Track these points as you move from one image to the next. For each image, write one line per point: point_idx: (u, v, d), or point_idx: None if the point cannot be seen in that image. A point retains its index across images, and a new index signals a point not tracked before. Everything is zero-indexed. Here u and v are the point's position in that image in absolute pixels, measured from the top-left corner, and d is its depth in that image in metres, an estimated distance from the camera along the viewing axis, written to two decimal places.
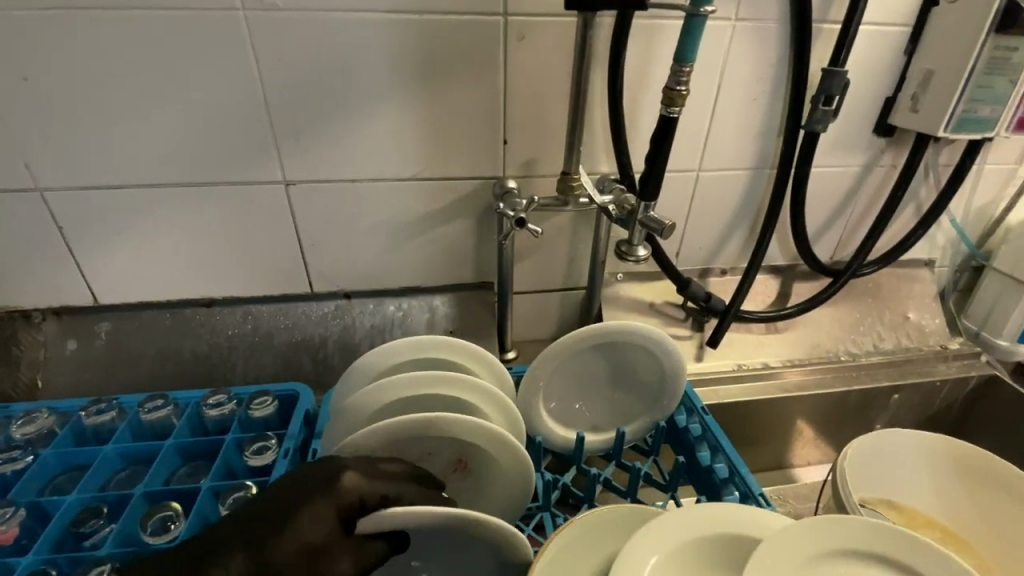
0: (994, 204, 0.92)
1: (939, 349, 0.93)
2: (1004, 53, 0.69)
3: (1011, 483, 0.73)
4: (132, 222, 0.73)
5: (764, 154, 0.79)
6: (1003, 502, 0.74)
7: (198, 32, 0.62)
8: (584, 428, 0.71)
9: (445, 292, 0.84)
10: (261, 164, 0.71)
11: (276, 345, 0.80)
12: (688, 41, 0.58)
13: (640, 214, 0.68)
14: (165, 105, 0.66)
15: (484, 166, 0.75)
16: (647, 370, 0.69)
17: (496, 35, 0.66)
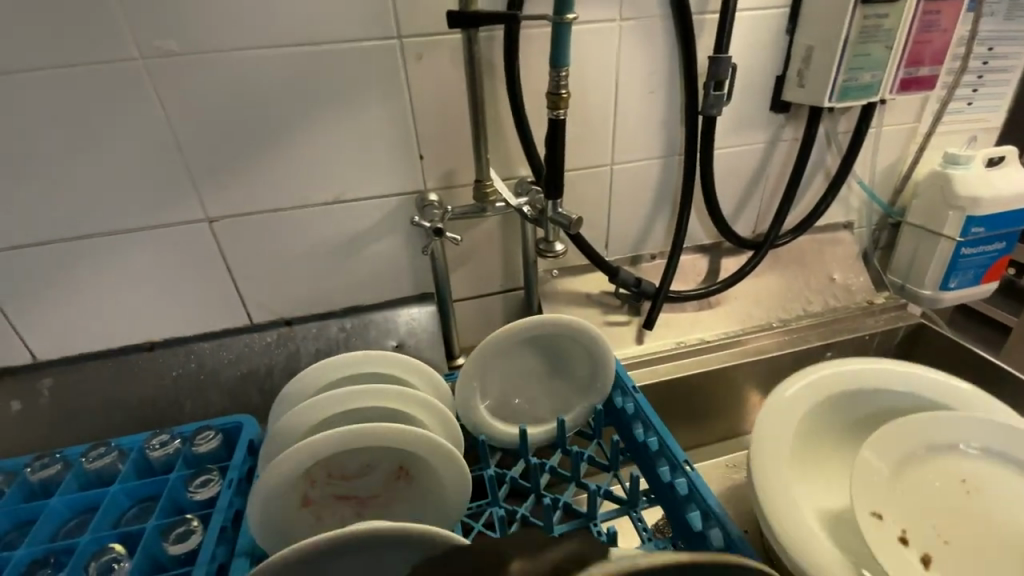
0: (900, 162, 0.97)
1: (866, 304, 0.98)
2: (872, 23, 0.74)
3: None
4: (61, 277, 0.73)
5: (671, 141, 0.84)
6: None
7: (99, 84, 0.64)
8: (525, 421, 0.74)
9: (385, 308, 0.86)
10: (182, 205, 0.72)
11: (221, 381, 0.81)
12: (560, 46, 0.62)
13: (549, 212, 0.72)
14: (77, 159, 0.67)
15: (403, 182, 0.77)
16: (580, 365, 0.74)
17: (394, 56, 0.69)
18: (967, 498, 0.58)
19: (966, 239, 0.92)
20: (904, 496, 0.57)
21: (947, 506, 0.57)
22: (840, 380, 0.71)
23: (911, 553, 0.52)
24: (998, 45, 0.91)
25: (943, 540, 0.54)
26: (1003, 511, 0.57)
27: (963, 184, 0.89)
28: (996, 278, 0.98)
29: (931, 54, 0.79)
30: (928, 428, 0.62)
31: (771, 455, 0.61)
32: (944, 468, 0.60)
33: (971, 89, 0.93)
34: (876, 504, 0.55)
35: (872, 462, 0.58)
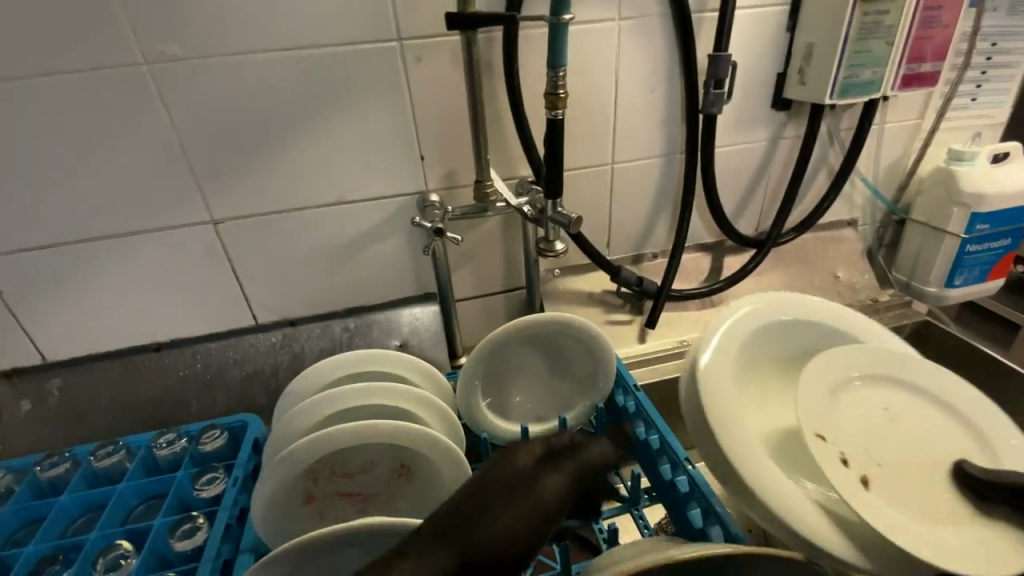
0: (904, 158, 0.96)
1: (870, 302, 0.97)
2: (873, 19, 0.74)
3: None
4: (70, 279, 0.75)
5: (671, 140, 0.84)
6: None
7: (105, 89, 0.65)
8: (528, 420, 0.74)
9: (389, 308, 0.87)
10: (187, 208, 0.73)
11: (227, 381, 0.82)
12: (557, 46, 0.62)
13: (549, 211, 0.73)
14: (84, 164, 0.68)
15: (405, 183, 0.78)
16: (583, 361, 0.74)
17: (394, 59, 0.70)
18: (902, 426, 0.55)
19: (971, 236, 0.91)
20: (846, 422, 0.54)
21: (887, 435, 0.54)
22: (794, 306, 0.68)
23: (852, 475, 0.48)
24: (1001, 40, 0.90)
25: (883, 466, 0.50)
26: (938, 444, 0.54)
27: (967, 181, 0.88)
28: (1002, 275, 0.97)
29: (933, 50, 0.79)
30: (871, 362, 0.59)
31: (716, 380, 0.57)
32: (885, 399, 0.57)
33: (975, 85, 0.93)
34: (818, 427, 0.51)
35: (819, 379, 0.55)
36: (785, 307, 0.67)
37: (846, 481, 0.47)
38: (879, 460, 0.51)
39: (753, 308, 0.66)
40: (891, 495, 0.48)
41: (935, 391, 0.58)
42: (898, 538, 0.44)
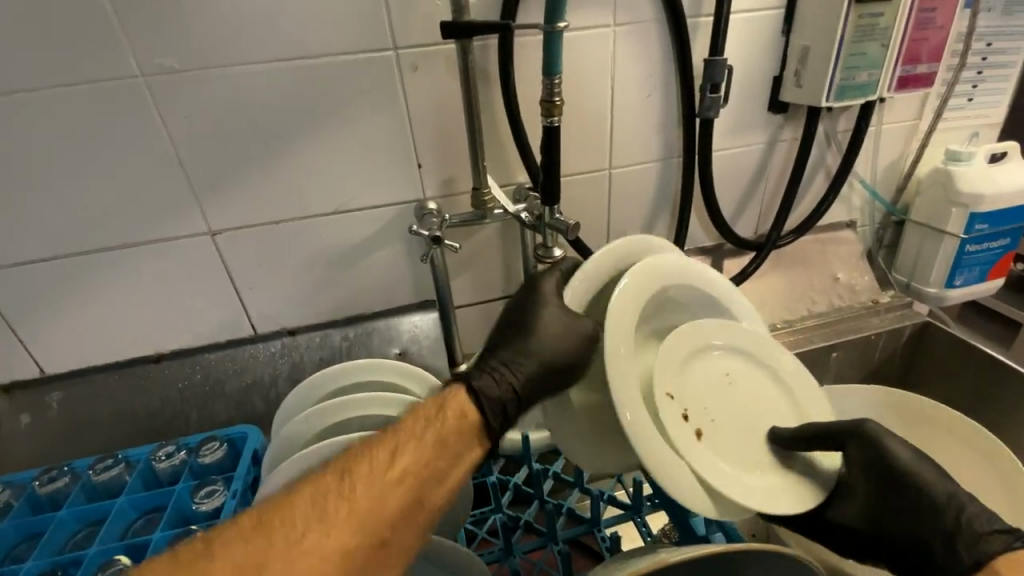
0: (902, 159, 0.96)
1: (871, 303, 0.97)
2: (867, 22, 0.74)
3: (963, 437, 0.68)
4: (68, 291, 0.75)
5: (668, 144, 0.84)
6: (958, 456, 0.68)
7: (103, 102, 0.65)
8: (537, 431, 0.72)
9: (389, 316, 0.86)
10: (184, 219, 0.73)
11: (227, 392, 0.82)
12: (552, 54, 0.62)
13: (547, 218, 0.73)
14: (81, 176, 0.68)
15: (402, 191, 0.78)
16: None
17: (390, 68, 0.70)
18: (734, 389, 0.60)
19: (971, 235, 0.91)
20: (694, 383, 0.57)
21: (728, 397, 0.59)
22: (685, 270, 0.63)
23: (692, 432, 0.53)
24: (997, 41, 0.90)
25: (716, 421, 0.57)
26: (762, 405, 0.60)
27: (964, 181, 0.88)
28: (1002, 275, 0.97)
29: (929, 51, 0.79)
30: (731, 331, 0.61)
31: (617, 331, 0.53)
32: (727, 359, 0.61)
33: (971, 85, 0.93)
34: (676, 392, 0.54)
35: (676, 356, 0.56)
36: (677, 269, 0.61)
37: (689, 446, 0.52)
38: (713, 417, 0.57)
39: (653, 270, 0.59)
40: (716, 447, 0.55)
41: (768, 356, 0.63)
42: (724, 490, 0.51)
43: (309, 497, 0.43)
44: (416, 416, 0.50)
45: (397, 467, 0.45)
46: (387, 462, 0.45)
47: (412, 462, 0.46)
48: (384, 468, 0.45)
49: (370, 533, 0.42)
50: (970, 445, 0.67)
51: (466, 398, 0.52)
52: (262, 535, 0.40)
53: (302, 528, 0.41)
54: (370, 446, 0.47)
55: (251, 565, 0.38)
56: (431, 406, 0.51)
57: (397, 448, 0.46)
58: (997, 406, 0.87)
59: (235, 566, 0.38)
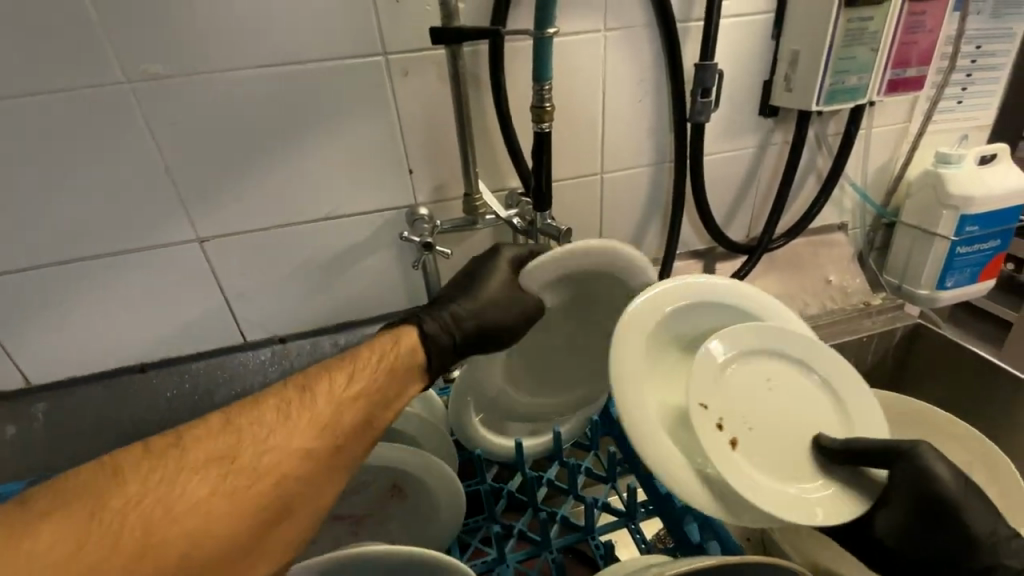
0: (891, 162, 0.97)
1: (863, 306, 0.97)
2: (857, 26, 0.74)
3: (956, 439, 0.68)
4: (53, 301, 0.74)
5: (660, 148, 0.84)
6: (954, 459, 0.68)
7: (88, 108, 0.64)
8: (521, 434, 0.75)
9: (381, 322, 0.86)
10: (172, 226, 0.72)
11: (216, 400, 0.83)
12: (542, 60, 0.62)
13: (539, 223, 0.72)
14: (66, 184, 0.67)
15: (393, 197, 0.78)
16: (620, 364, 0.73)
17: (379, 73, 0.69)
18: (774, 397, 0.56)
19: (961, 237, 0.91)
20: (729, 391, 0.54)
21: (767, 404, 0.55)
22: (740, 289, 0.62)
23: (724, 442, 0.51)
24: (985, 43, 0.91)
25: (755, 431, 0.53)
26: (807, 412, 0.56)
27: (954, 183, 0.89)
28: (993, 276, 0.98)
29: (918, 54, 0.79)
30: (770, 335, 0.57)
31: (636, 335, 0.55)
32: (766, 364, 0.57)
33: (960, 88, 0.93)
34: (705, 401, 0.52)
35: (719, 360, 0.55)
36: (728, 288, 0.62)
37: (721, 458, 0.49)
38: (751, 426, 0.53)
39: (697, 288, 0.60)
40: (755, 458, 0.52)
41: (828, 372, 0.58)
42: (767, 506, 0.48)
43: (274, 408, 0.45)
44: (373, 348, 0.52)
45: (354, 389, 0.47)
46: (346, 384, 0.47)
47: (368, 386, 0.48)
48: (343, 390, 0.47)
49: (328, 442, 0.44)
50: (963, 446, 0.67)
51: (415, 337, 0.55)
52: (232, 435, 0.42)
53: (268, 431, 0.43)
54: (328, 370, 0.49)
55: (221, 458, 0.40)
56: (385, 340, 0.54)
57: (356, 372, 0.49)
58: (990, 408, 0.88)
59: (208, 459, 0.40)
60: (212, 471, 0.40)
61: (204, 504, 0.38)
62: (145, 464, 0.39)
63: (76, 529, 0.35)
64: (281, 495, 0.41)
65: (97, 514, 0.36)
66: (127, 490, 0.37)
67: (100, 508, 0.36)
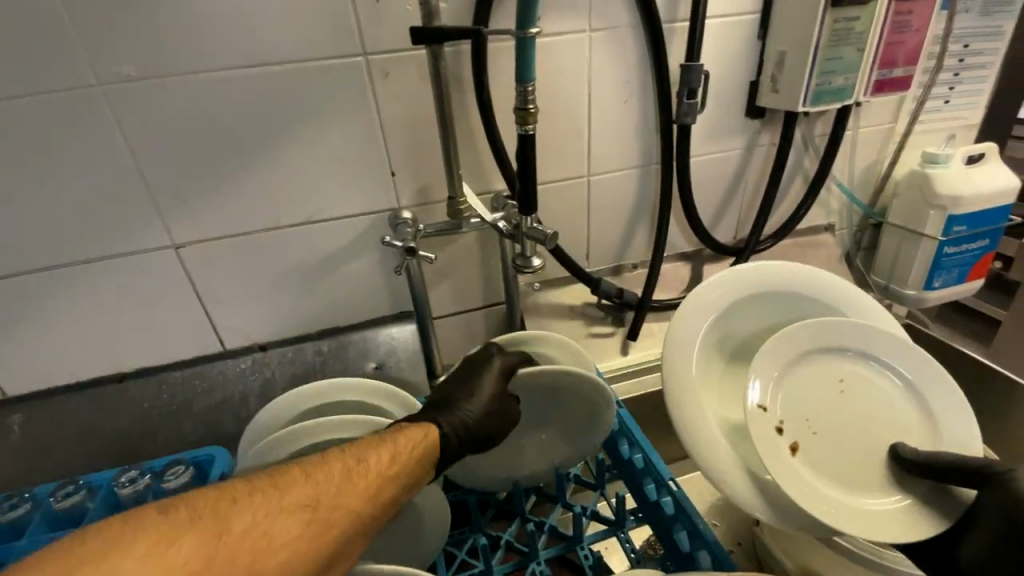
0: (877, 163, 0.97)
1: None
2: (843, 26, 0.73)
3: None
4: (23, 312, 0.71)
5: (647, 150, 0.83)
6: None
7: (55, 112, 0.62)
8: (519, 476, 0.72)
9: (365, 328, 0.84)
10: (146, 232, 0.70)
11: (196, 410, 0.79)
12: (525, 61, 0.61)
13: (524, 226, 0.71)
14: (33, 191, 0.65)
15: (377, 200, 0.76)
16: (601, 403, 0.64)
17: (360, 74, 0.68)
18: (847, 400, 0.56)
19: (948, 237, 0.91)
20: (796, 390, 0.55)
21: (837, 408, 0.55)
22: (797, 276, 0.64)
23: (784, 445, 0.52)
24: (972, 43, 0.91)
25: (819, 434, 0.54)
26: (883, 418, 0.55)
27: (941, 183, 0.89)
28: (980, 276, 0.98)
29: (905, 55, 0.79)
30: (846, 331, 0.57)
31: (686, 329, 0.60)
32: (840, 366, 0.57)
33: (947, 88, 0.94)
34: (768, 402, 0.53)
35: (780, 351, 0.55)
36: (779, 276, 0.64)
37: (778, 461, 0.50)
38: (816, 431, 0.54)
39: (742, 287, 0.63)
40: (818, 464, 0.52)
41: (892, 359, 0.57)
42: (823, 516, 0.48)
43: (339, 466, 0.45)
44: (409, 433, 0.52)
45: (400, 465, 0.48)
46: (394, 460, 0.48)
47: (407, 468, 0.49)
48: (387, 466, 0.47)
49: (374, 512, 0.45)
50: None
51: (436, 434, 0.54)
52: (313, 485, 0.43)
53: (338, 488, 0.44)
54: (379, 442, 0.49)
55: (305, 507, 0.41)
56: (423, 426, 0.53)
57: (400, 451, 0.49)
58: (979, 407, 0.87)
59: (297, 506, 0.41)
60: (300, 517, 0.41)
61: (297, 543, 0.40)
62: (249, 499, 0.40)
63: (203, 550, 0.36)
64: (328, 561, 0.41)
65: (217, 540, 0.37)
66: (240, 519, 0.39)
67: (220, 533, 0.38)
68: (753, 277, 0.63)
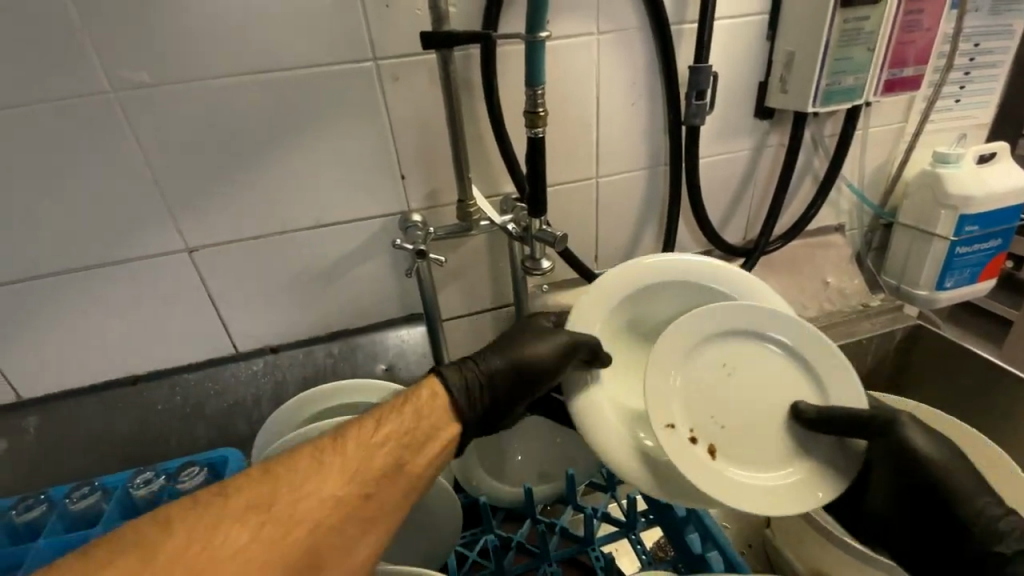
0: (888, 163, 0.96)
1: (860, 307, 0.96)
2: (853, 26, 0.73)
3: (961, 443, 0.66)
4: (42, 314, 0.72)
5: (655, 151, 0.83)
6: None
7: (71, 118, 0.63)
8: (530, 478, 0.74)
9: (375, 331, 0.85)
10: (161, 236, 0.71)
11: (208, 413, 0.80)
12: (535, 64, 0.61)
13: (534, 228, 0.71)
14: (51, 196, 0.66)
15: (387, 204, 0.76)
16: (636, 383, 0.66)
17: (370, 79, 0.68)
18: (737, 382, 0.57)
19: (960, 238, 0.90)
20: (692, 382, 0.56)
21: (733, 395, 0.56)
22: (695, 269, 0.64)
23: (699, 452, 0.52)
24: (983, 41, 0.90)
25: (726, 426, 0.55)
26: (778, 390, 0.57)
27: (953, 183, 0.88)
28: (992, 276, 0.97)
29: (915, 54, 0.78)
30: (735, 316, 0.57)
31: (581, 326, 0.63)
32: (733, 352, 0.57)
33: (958, 87, 0.93)
34: (673, 417, 0.53)
35: (675, 347, 0.55)
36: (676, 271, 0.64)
37: (698, 471, 0.51)
38: (722, 425, 0.55)
39: (637, 277, 0.64)
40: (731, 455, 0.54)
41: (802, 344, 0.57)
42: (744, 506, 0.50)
43: (308, 452, 0.46)
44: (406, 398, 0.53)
45: (383, 436, 0.49)
46: (375, 429, 0.49)
47: (398, 428, 0.50)
48: (370, 436, 0.48)
49: (363, 484, 0.45)
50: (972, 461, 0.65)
51: (441, 389, 0.55)
52: (269, 481, 0.43)
53: (302, 477, 0.44)
54: (361, 420, 0.50)
55: (259, 506, 0.42)
56: (411, 393, 0.54)
57: (382, 418, 0.50)
58: (996, 408, 0.86)
59: (248, 509, 0.41)
60: (251, 523, 0.41)
61: (242, 555, 0.39)
62: (186, 514, 0.41)
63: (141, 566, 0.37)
64: (317, 545, 0.42)
65: (144, 566, 0.37)
66: (175, 539, 0.39)
67: (145, 559, 0.38)
68: (649, 269, 0.64)
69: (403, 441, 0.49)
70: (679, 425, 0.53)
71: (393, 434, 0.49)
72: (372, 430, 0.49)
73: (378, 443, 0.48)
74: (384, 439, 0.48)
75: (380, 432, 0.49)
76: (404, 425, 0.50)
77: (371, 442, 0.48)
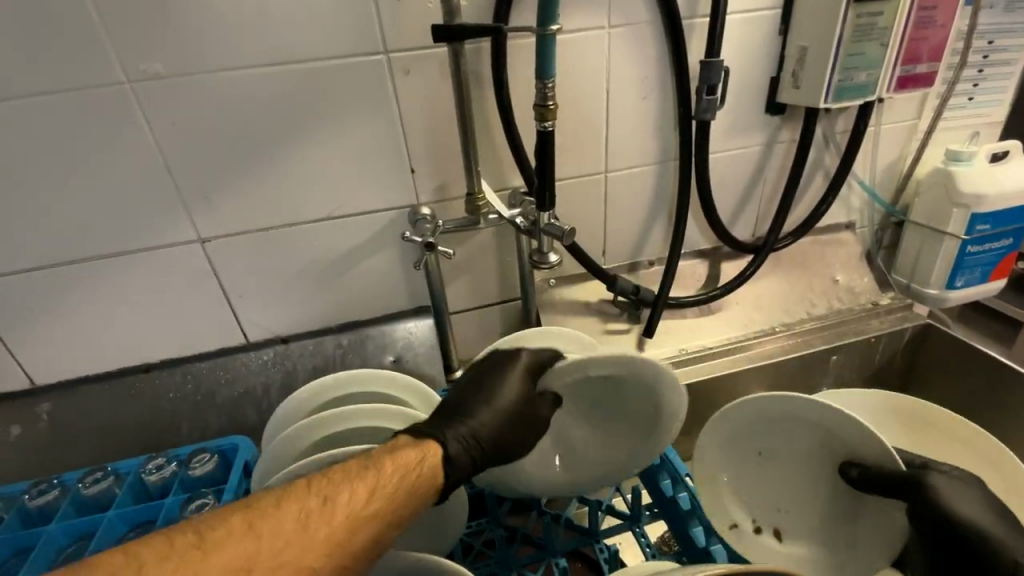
0: (900, 160, 0.95)
1: (870, 305, 0.95)
2: (866, 21, 0.73)
3: (964, 440, 0.66)
4: (58, 301, 0.74)
5: (665, 146, 0.83)
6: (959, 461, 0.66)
7: (88, 108, 0.64)
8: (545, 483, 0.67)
9: (383, 322, 0.85)
10: (173, 226, 0.72)
11: (219, 401, 0.81)
12: (545, 58, 0.61)
13: (542, 222, 0.71)
14: (68, 185, 0.67)
15: (395, 197, 0.77)
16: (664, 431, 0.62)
17: (381, 72, 0.69)
18: (782, 461, 0.63)
19: (972, 237, 0.90)
20: (736, 469, 0.65)
21: (781, 472, 0.64)
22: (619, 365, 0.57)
23: (767, 541, 0.63)
24: (999, 38, 0.89)
25: (785, 508, 0.63)
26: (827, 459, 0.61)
27: (966, 181, 0.87)
28: (1004, 276, 0.96)
29: (929, 50, 0.78)
30: (759, 407, 0.61)
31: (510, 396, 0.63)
32: (767, 438, 0.64)
33: (972, 84, 0.92)
34: (732, 518, 0.64)
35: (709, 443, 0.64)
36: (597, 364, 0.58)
37: (772, 556, 0.62)
38: (784, 506, 0.64)
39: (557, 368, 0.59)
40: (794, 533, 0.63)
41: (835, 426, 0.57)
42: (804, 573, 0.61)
43: (294, 512, 0.40)
44: (407, 456, 0.48)
45: (377, 507, 0.43)
46: (372, 496, 0.43)
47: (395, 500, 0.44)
48: (363, 502, 0.42)
49: (341, 561, 0.40)
50: (980, 454, 0.65)
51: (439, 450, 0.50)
52: (252, 541, 0.38)
53: (284, 541, 0.38)
54: (358, 473, 0.44)
55: (238, 570, 0.36)
56: (415, 451, 0.48)
57: (379, 485, 0.43)
58: (1008, 406, 0.85)
59: (221, 568, 0.36)
60: None
61: None
62: (161, 565, 0.35)
63: None
64: None
65: None
66: None
67: None
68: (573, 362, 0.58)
69: (394, 514, 0.44)
70: (742, 522, 0.64)
71: (386, 509, 0.43)
72: (368, 496, 0.43)
73: (370, 517, 0.42)
74: (375, 512, 0.42)
75: (375, 503, 0.43)
76: (401, 494, 0.44)
77: (365, 514, 0.42)
